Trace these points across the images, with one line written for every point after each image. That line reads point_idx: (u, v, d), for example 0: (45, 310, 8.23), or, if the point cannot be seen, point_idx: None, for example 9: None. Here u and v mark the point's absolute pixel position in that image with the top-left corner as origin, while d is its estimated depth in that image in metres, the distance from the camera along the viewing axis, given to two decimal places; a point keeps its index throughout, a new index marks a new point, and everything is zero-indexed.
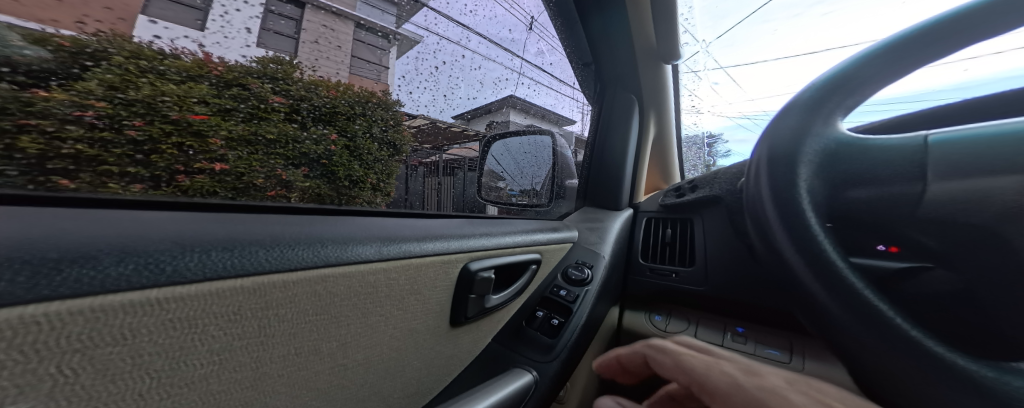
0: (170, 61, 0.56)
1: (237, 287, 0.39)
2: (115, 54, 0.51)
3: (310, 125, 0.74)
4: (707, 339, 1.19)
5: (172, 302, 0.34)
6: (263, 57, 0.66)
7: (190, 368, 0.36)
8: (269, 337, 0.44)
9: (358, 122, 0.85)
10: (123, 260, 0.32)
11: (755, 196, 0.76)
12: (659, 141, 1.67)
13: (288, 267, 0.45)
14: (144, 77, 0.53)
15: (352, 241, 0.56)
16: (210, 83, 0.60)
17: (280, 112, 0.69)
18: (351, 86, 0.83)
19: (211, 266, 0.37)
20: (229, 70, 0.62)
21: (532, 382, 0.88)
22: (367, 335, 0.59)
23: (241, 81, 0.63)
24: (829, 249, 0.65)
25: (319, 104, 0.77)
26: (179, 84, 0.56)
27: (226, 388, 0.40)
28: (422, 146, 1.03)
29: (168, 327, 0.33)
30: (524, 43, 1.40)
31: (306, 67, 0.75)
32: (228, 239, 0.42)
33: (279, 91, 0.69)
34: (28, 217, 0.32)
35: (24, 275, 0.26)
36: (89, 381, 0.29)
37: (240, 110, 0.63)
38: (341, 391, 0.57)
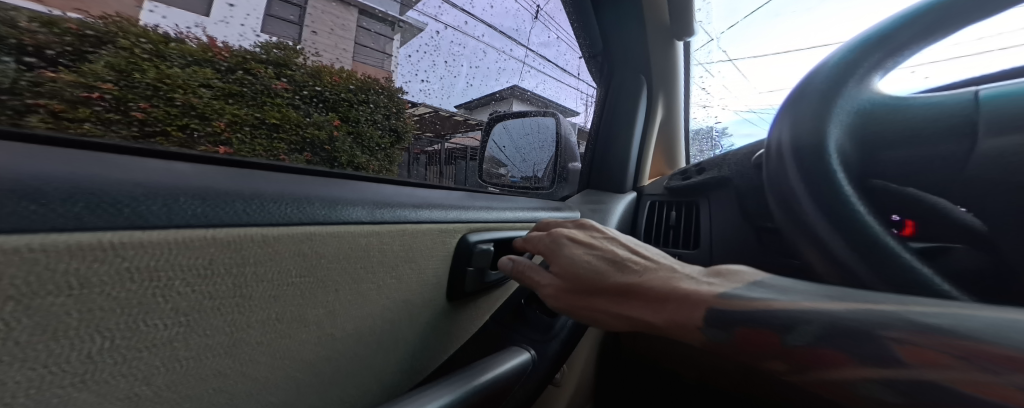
0: (175, 45, 0.53)
1: (208, 237, 0.35)
2: (119, 38, 0.48)
3: (316, 113, 0.73)
4: None
5: (131, 248, 0.29)
6: (268, 42, 0.64)
7: (152, 328, 0.32)
8: (245, 298, 0.40)
9: (360, 108, 0.79)
10: (73, 196, 0.27)
11: (780, 184, 0.75)
12: (665, 126, 1.60)
13: (271, 222, 0.41)
14: (149, 61, 0.50)
15: (344, 202, 0.51)
16: (215, 68, 0.57)
17: (282, 96, 0.67)
18: (355, 73, 0.80)
19: (178, 212, 0.33)
20: (235, 55, 0.60)
21: (530, 361, 0.84)
22: (357, 303, 0.56)
23: (247, 66, 0.62)
24: (873, 223, 0.63)
25: (322, 92, 0.74)
26: (185, 68, 0.54)
27: (195, 355, 0.37)
28: (423, 133, 0.97)
29: (125, 277, 0.29)
30: (529, 29, 1.30)
31: (311, 54, 0.72)
32: (202, 186, 0.38)
33: (282, 76, 0.67)
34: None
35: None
36: (26, 337, 0.24)
37: (247, 93, 0.61)
38: (328, 361, 0.53)
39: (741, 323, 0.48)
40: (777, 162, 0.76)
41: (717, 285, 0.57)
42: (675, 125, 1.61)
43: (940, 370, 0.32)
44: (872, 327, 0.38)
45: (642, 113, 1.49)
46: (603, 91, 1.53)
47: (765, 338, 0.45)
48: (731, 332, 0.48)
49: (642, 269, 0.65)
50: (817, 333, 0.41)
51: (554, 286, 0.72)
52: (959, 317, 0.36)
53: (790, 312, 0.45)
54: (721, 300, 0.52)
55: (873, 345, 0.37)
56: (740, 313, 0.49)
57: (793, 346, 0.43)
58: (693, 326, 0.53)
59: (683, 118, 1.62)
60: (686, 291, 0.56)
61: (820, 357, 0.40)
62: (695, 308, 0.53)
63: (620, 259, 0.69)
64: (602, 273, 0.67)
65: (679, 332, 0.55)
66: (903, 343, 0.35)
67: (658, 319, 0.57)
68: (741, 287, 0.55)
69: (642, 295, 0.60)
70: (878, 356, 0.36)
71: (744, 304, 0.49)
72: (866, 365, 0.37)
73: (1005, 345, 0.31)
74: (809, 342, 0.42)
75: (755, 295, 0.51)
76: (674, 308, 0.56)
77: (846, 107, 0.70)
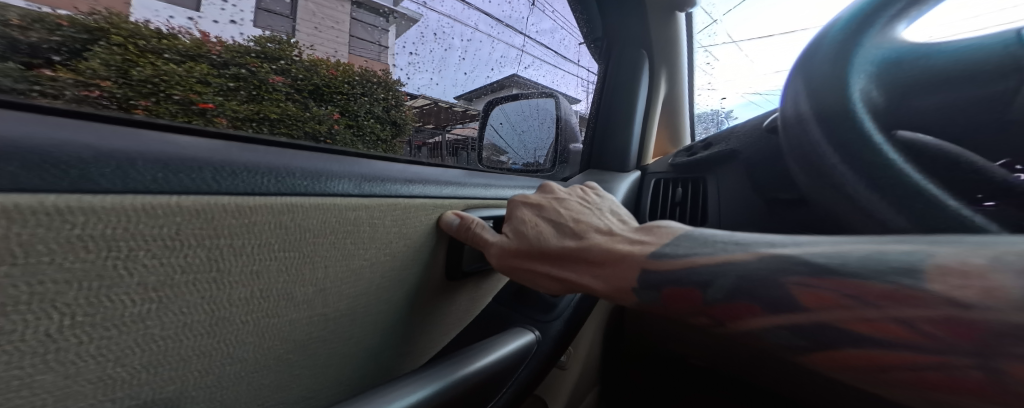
0: (166, 41, 0.49)
1: (173, 205, 0.31)
2: (112, 33, 0.44)
3: (316, 107, 0.66)
4: None
5: (80, 214, 0.26)
6: (261, 36, 0.60)
7: (117, 304, 0.30)
8: (222, 273, 0.38)
9: (358, 101, 0.73)
10: (14, 150, 0.23)
11: (812, 146, 0.71)
12: (669, 104, 1.51)
13: (245, 191, 0.38)
14: (145, 58, 0.46)
15: (330, 174, 0.49)
16: (211, 64, 0.53)
17: (281, 92, 0.61)
18: (352, 66, 0.74)
19: (136, 177, 0.29)
20: (229, 50, 0.56)
21: (534, 342, 0.82)
22: (348, 280, 0.54)
23: (241, 61, 0.57)
24: (905, 166, 0.62)
25: (318, 83, 0.67)
26: (181, 65, 0.50)
27: (172, 334, 0.35)
28: (425, 125, 0.91)
29: (77, 246, 0.26)
30: (529, 17, 1.26)
31: (305, 47, 0.67)
32: (171, 147, 0.35)
33: (279, 71, 0.61)
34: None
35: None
36: None
37: (242, 90, 0.57)
38: (319, 338, 0.53)
39: (670, 283, 0.53)
40: (799, 128, 0.72)
41: (645, 242, 0.60)
42: (679, 103, 1.52)
43: (830, 309, 0.39)
44: (778, 275, 0.45)
45: (645, 90, 1.41)
46: (603, 71, 1.46)
47: (691, 297, 0.51)
48: (660, 292, 0.54)
49: (586, 232, 0.65)
50: (732, 288, 0.47)
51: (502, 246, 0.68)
52: (845, 252, 0.43)
53: (712, 267, 0.51)
54: (651, 261, 0.57)
55: (776, 291, 0.44)
56: (671, 275, 0.54)
57: (713, 302, 0.49)
58: (628, 287, 0.57)
59: (688, 100, 1.53)
60: (621, 251, 0.60)
61: (737, 309, 0.46)
62: (630, 270, 0.57)
63: (563, 222, 0.68)
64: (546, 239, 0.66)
65: (618, 295, 0.59)
66: (803, 287, 0.42)
67: (599, 284, 0.60)
68: (667, 242, 0.59)
69: (584, 260, 0.62)
70: (780, 302, 0.43)
71: (670, 263, 0.55)
72: (772, 313, 0.43)
73: (880, 281, 0.38)
74: (725, 296, 0.48)
75: (677, 251, 0.56)
76: (613, 272, 0.59)
77: (867, 56, 0.67)
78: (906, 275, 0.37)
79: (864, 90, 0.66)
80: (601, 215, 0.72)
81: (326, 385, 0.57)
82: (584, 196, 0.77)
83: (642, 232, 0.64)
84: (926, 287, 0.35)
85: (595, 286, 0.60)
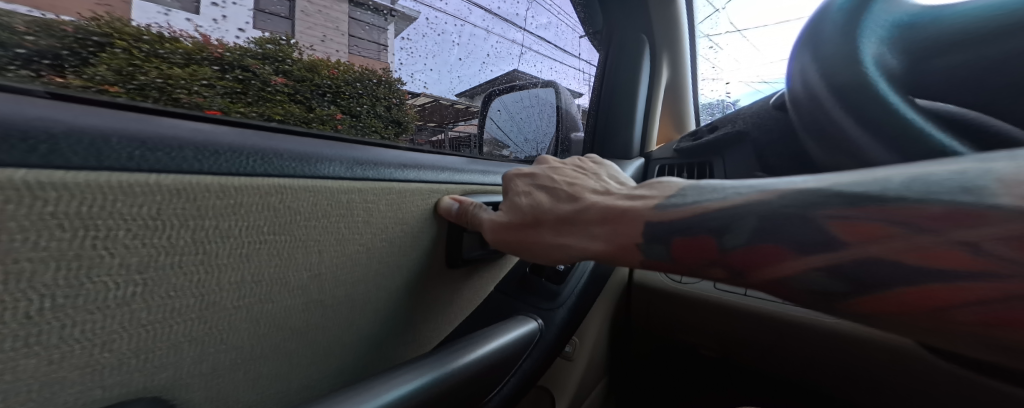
0: (170, 45, 0.46)
1: (151, 183, 0.30)
2: (116, 39, 0.42)
3: (318, 108, 0.63)
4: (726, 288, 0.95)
5: (52, 190, 0.25)
6: (262, 37, 0.56)
7: (100, 286, 0.29)
8: (210, 256, 0.37)
9: (361, 101, 0.72)
10: None
11: (817, 121, 0.68)
12: (671, 90, 1.44)
13: (229, 171, 0.37)
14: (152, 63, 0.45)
15: (320, 157, 0.48)
16: (216, 68, 0.51)
17: (284, 95, 0.59)
18: (352, 66, 0.70)
19: (109, 154, 0.29)
20: (230, 52, 0.53)
21: (538, 331, 0.81)
22: (343, 265, 0.53)
23: (242, 63, 0.54)
24: (932, 130, 0.57)
25: (322, 84, 0.65)
26: (183, 68, 0.48)
27: (161, 318, 0.34)
28: (426, 123, 0.87)
29: (52, 223, 0.25)
30: (527, 13, 1.21)
31: (305, 48, 0.62)
32: (152, 128, 0.34)
33: (281, 72, 0.59)
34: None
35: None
36: None
37: (250, 92, 0.54)
38: (317, 324, 0.52)
39: (678, 233, 0.44)
40: (810, 106, 0.69)
41: (647, 196, 0.51)
42: (682, 90, 1.43)
43: (876, 241, 0.31)
44: (811, 207, 0.35)
45: (646, 76, 1.34)
46: (602, 65, 1.39)
47: (704, 245, 0.42)
48: (668, 245, 0.45)
49: (580, 193, 0.57)
50: (753, 229, 0.38)
51: (495, 220, 0.63)
52: (879, 180, 0.34)
53: (726, 210, 0.41)
54: (655, 212, 0.47)
55: (809, 228, 0.35)
56: (679, 223, 0.44)
57: (733, 249, 0.39)
58: (631, 244, 0.48)
59: (692, 89, 1.45)
60: (621, 207, 0.51)
61: (765, 253, 0.37)
62: (632, 225, 0.48)
63: (555, 186, 0.60)
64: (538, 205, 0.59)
65: (623, 256, 0.49)
66: (840, 220, 0.33)
67: (600, 246, 0.51)
68: (672, 194, 0.49)
69: (579, 223, 0.53)
70: (815, 240, 0.34)
71: (678, 212, 0.45)
72: (807, 254, 0.34)
73: (935, 202, 0.29)
74: (746, 241, 0.38)
75: (684, 201, 0.46)
76: (613, 230, 0.50)
77: (877, 20, 0.61)
78: (966, 193, 0.29)
79: (879, 54, 0.62)
80: (600, 178, 0.63)
81: (326, 373, 0.56)
82: (581, 162, 0.68)
83: (641, 187, 0.54)
84: (993, 203, 0.27)
85: (595, 249, 0.51)
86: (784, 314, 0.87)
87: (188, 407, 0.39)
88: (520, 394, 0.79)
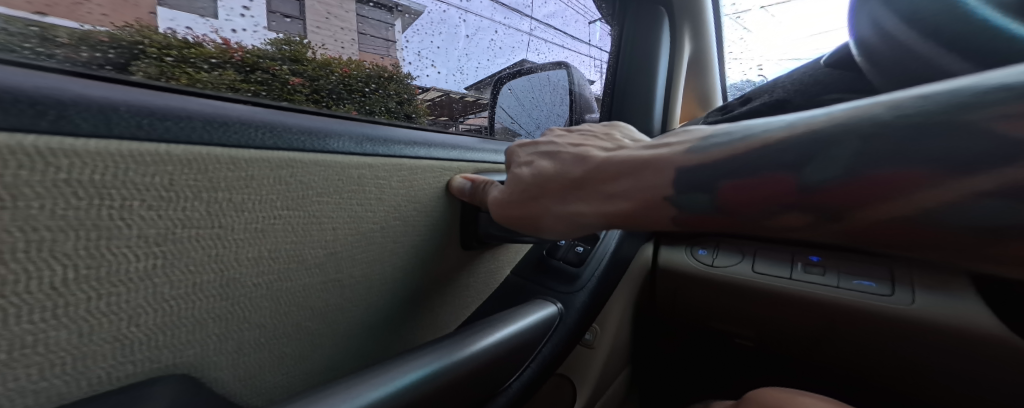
0: (195, 51, 0.48)
1: (160, 153, 0.30)
2: (146, 46, 0.44)
3: (335, 107, 0.65)
4: (767, 273, 0.84)
5: (63, 157, 0.25)
6: (276, 38, 0.57)
7: (118, 258, 0.29)
8: (226, 230, 0.37)
9: (374, 97, 0.72)
10: None
11: (894, 83, 0.47)
12: (694, 68, 1.21)
13: (239, 143, 0.37)
14: (182, 69, 0.45)
15: (329, 132, 0.48)
16: (235, 68, 0.52)
17: (302, 94, 0.60)
18: (363, 63, 0.71)
19: (120, 123, 0.28)
20: (250, 55, 0.55)
21: (557, 314, 0.79)
22: (358, 245, 0.54)
23: (262, 65, 0.56)
24: None
25: (334, 84, 0.65)
26: (210, 72, 0.49)
27: (183, 293, 0.34)
28: (438, 117, 0.86)
29: (67, 190, 0.25)
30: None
31: (317, 47, 0.63)
32: (168, 104, 0.34)
33: (297, 72, 0.60)
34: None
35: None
36: None
37: (267, 93, 0.55)
38: (336, 304, 0.53)
39: (731, 175, 0.37)
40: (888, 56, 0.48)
41: (672, 143, 0.45)
42: (709, 68, 1.20)
43: None
44: (954, 112, 0.26)
45: (663, 52, 1.13)
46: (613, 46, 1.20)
47: (779, 184, 0.34)
48: (714, 193, 0.38)
49: (589, 153, 0.54)
50: (856, 155, 0.30)
51: (506, 192, 0.59)
52: None
53: (806, 137, 0.34)
54: (691, 157, 0.41)
55: (959, 140, 0.26)
56: (736, 164, 0.37)
57: (826, 183, 0.31)
58: (659, 197, 0.42)
59: (719, 71, 1.21)
60: (643, 158, 0.46)
61: (885, 182, 0.28)
62: (662, 173, 0.43)
63: (563, 151, 0.57)
64: (543, 174, 0.55)
65: (650, 214, 0.44)
66: (1015, 120, 0.23)
67: (620, 205, 0.46)
68: (710, 136, 0.43)
69: (592, 184, 0.50)
70: (972, 154, 0.25)
71: (720, 152, 0.39)
72: (959, 176, 0.26)
73: None
74: (845, 171, 0.30)
75: (730, 139, 0.40)
76: (634, 184, 0.45)
77: None
78: None
79: None
80: (609, 137, 0.58)
81: (349, 354, 0.57)
82: (591, 127, 0.63)
83: (660, 138, 0.49)
84: None
85: (617, 209, 0.46)
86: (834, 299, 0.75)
87: (217, 384, 0.40)
88: (540, 378, 0.78)
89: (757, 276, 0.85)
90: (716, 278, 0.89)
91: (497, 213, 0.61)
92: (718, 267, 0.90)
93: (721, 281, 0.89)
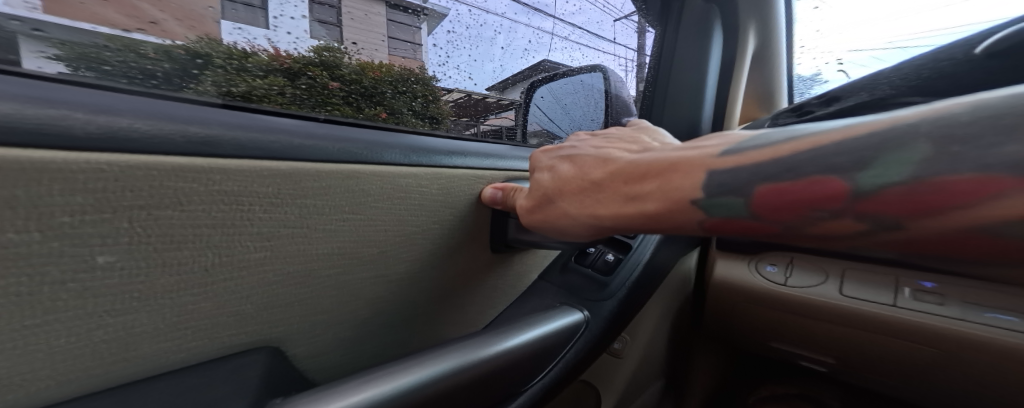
0: (251, 59, 0.55)
1: (274, 169, 0.43)
2: (212, 56, 0.51)
3: (365, 109, 0.69)
4: (853, 296, 0.75)
5: (217, 173, 0.38)
6: (316, 45, 0.62)
7: (245, 250, 0.42)
8: (310, 229, 0.48)
9: (401, 97, 0.74)
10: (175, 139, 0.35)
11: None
12: (757, 63, 1.02)
13: (320, 158, 0.48)
14: (239, 75, 0.53)
15: (383, 145, 0.58)
16: (283, 75, 0.58)
17: (338, 96, 0.65)
18: (393, 66, 0.73)
19: (248, 145, 0.41)
20: (296, 62, 0.61)
21: (583, 322, 0.83)
22: (403, 246, 0.61)
23: (305, 70, 0.61)
24: None
25: (365, 87, 0.69)
26: (263, 78, 0.56)
27: (282, 277, 0.46)
28: (461, 118, 0.87)
29: (217, 199, 0.38)
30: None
31: (353, 52, 0.68)
32: (270, 128, 0.45)
33: (334, 76, 0.65)
34: (56, 88, 0.34)
35: (30, 123, 0.27)
36: (161, 244, 0.35)
37: (308, 98, 0.61)
38: (385, 297, 0.61)
39: (762, 178, 0.37)
40: None
41: (704, 147, 0.46)
42: (777, 61, 1.01)
43: None
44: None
45: (716, 50, 1.00)
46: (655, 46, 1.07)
47: (829, 189, 0.32)
48: (747, 197, 0.38)
49: (613, 155, 0.57)
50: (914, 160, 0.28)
51: (544, 191, 0.62)
52: None
53: (848, 141, 0.33)
54: (726, 159, 0.41)
55: None
56: (771, 167, 0.37)
57: (884, 188, 0.29)
58: (687, 201, 0.42)
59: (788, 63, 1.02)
60: (670, 159, 0.47)
61: (952, 189, 0.26)
62: (690, 175, 0.43)
63: (595, 154, 0.59)
64: (567, 178, 0.59)
65: (676, 217, 0.44)
66: None
67: (643, 205, 0.47)
68: (741, 139, 0.43)
69: (613, 185, 0.52)
70: None
71: (757, 153, 0.39)
72: None
73: None
74: (908, 175, 0.28)
75: (767, 142, 0.40)
76: (659, 186, 0.46)
77: None
78: None
79: None
80: (637, 140, 0.61)
81: (392, 344, 0.65)
82: (620, 132, 0.67)
83: (694, 142, 0.50)
84: None
85: (637, 209, 0.47)
86: (928, 329, 0.68)
87: (296, 358, 0.50)
88: (565, 381, 0.81)
89: (840, 298, 0.77)
90: (787, 296, 0.83)
91: (529, 218, 0.65)
92: (789, 285, 0.83)
93: (791, 300, 0.82)
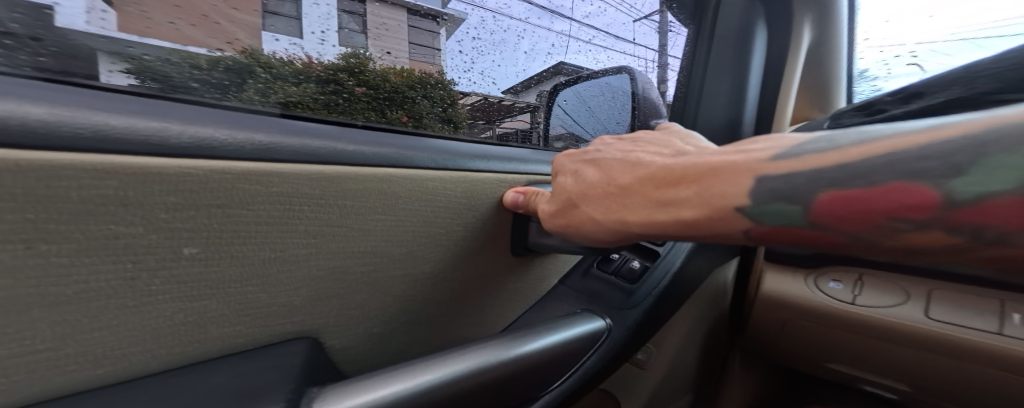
0: (287, 66, 0.59)
1: (320, 174, 0.48)
2: (254, 66, 0.55)
3: (390, 113, 0.72)
4: (942, 319, 0.70)
5: (275, 178, 0.44)
6: (344, 53, 0.65)
7: (291, 245, 0.47)
8: (348, 229, 0.53)
9: (423, 102, 0.76)
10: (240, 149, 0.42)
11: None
12: (812, 57, 0.96)
13: (357, 161, 0.53)
14: (276, 82, 0.56)
15: (415, 150, 0.62)
16: (315, 80, 0.62)
17: (364, 100, 0.68)
18: (414, 71, 0.74)
19: (304, 151, 0.48)
20: (327, 68, 0.63)
21: (606, 329, 0.83)
22: (428, 247, 0.64)
23: (335, 77, 0.64)
24: None
25: (388, 91, 0.71)
26: (298, 84, 0.59)
27: (324, 272, 0.51)
28: (476, 121, 0.86)
29: (274, 200, 0.44)
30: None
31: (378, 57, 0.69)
32: (314, 134, 0.51)
33: (362, 82, 0.67)
34: (134, 101, 0.39)
35: (145, 144, 0.34)
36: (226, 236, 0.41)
37: (339, 103, 0.65)
38: (411, 296, 0.64)
39: (826, 185, 0.32)
40: None
41: (752, 149, 0.41)
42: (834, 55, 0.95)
43: None
44: None
45: (760, 47, 0.97)
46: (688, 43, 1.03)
47: (912, 198, 0.26)
48: (805, 206, 0.33)
49: (641, 159, 0.56)
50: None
51: (577, 197, 0.61)
52: None
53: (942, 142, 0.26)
54: (778, 163, 0.37)
55: None
56: (839, 171, 0.31)
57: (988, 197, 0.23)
58: (731, 208, 0.39)
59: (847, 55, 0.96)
60: (709, 163, 0.43)
61: None
62: (732, 181, 0.39)
63: (624, 159, 0.58)
64: (591, 183, 0.59)
65: (718, 224, 0.41)
66: None
67: (680, 213, 0.44)
68: (796, 142, 0.38)
69: (640, 190, 0.51)
70: None
71: (819, 157, 0.34)
72: None
73: None
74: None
75: (829, 144, 0.35)
76: (698, 191, 0.42)
77: None
78: None
79: None
80: (670, 144, 0.59)
81: (417, 342, 0.67)
82: (651, 136, 0.66)
83: (739, 143, 0.45)
84: None
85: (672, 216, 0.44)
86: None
87: (332, 350, 0.55)
88: (587, 389, 0.81)
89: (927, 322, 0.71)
90: (860, 316, 0.77)
91: (557, 224, 0.65)
92: (861, 303, 0.78)
93: (865, 320, 0.77)
